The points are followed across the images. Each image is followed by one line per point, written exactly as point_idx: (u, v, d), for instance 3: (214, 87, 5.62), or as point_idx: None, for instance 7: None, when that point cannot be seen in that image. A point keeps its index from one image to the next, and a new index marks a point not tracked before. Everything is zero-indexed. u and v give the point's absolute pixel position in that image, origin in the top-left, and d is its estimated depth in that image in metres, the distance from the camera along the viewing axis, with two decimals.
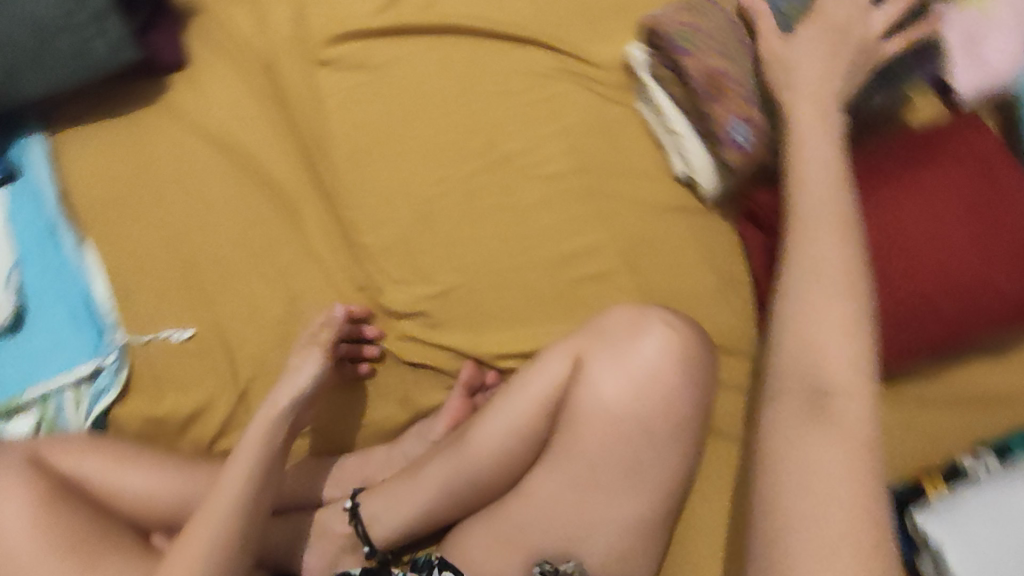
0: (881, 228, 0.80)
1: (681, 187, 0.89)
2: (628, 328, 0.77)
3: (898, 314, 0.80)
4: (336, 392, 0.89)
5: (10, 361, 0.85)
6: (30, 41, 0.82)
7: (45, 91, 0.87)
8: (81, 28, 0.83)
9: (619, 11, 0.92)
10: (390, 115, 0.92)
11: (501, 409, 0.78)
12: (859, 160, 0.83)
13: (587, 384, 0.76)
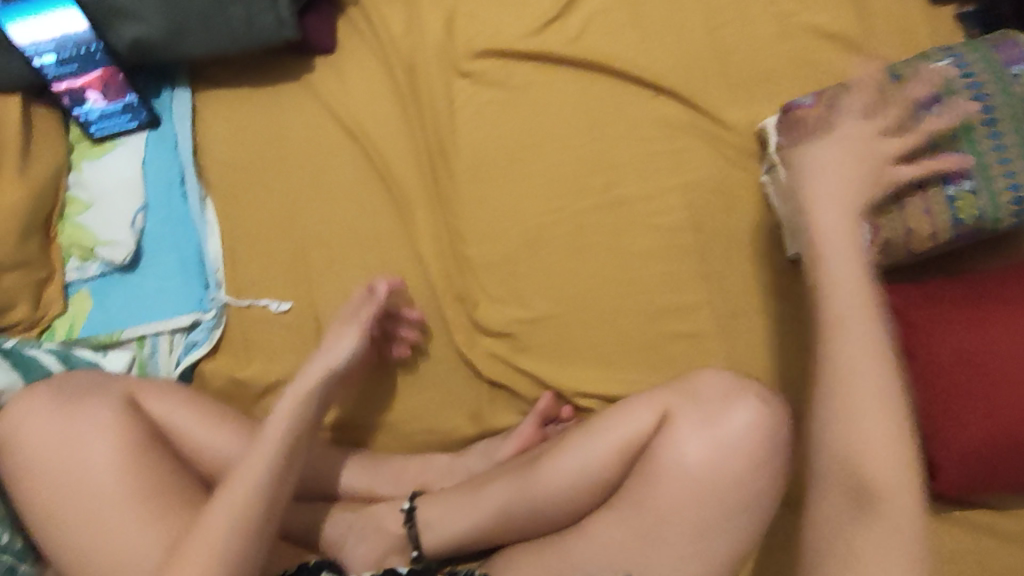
0: (1005, 351, 0.78)
1: (790, 266, 0.88)
2: (721, 394, 0.75)
3: (1003, 445, 0.77)
4: (411, 392, 0.90)
5: (117, 297, 0.89)
6: (204, 5, 0.86)
7: (204, 52, 0.90)
8: (254, 3, 0.87)
9: (760, 82, 0.93)
10: (518, 137, 0.94)
11: (579, 448, 0.78)
12: (991, 278, 0.82)
13: (671, 442, 0.74)
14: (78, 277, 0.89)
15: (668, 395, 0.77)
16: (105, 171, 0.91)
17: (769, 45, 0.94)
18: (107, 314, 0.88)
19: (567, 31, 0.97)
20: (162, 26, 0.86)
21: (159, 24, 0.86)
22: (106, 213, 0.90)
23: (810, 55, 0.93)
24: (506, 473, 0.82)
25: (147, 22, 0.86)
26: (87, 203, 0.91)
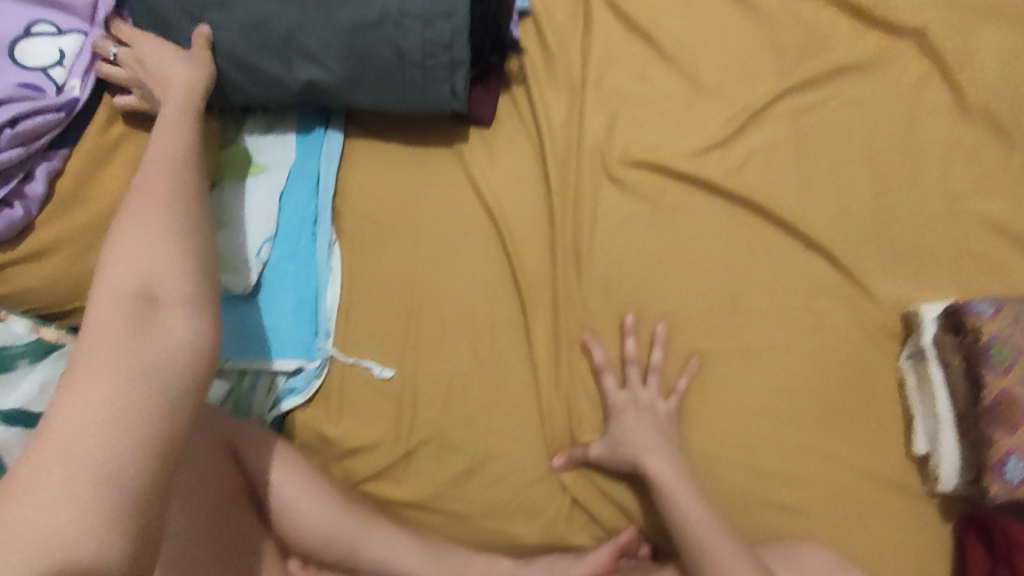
0: None
1: (913, 463, 0.83)
2: None
3: None
4: (491, 491, 0.87)
5: (229, 325, 0.88)
6: (384, 64, 0.85)
7: (371, 105, 0.90)
8: (433, 70, 0.86)
9: (916, 260, 0.89)
10: (657, 255, 0.90)
11: None
12: None
13: None
14: None
15: (768, 559, 0.77)
16: (245, 194, 0.91)
17: (934, 225, 0.90)
18: (216, 338, 0.87)
19: (728, 159, 0.94)
20: (338, 74, 0.86)
21: (337, 73, 0.85)
22: (237, 239, 0.89)
23: (972, 246, 0.89)
24: None
25: (324, 68, 0.85)
26: (218, 221, 0.89)
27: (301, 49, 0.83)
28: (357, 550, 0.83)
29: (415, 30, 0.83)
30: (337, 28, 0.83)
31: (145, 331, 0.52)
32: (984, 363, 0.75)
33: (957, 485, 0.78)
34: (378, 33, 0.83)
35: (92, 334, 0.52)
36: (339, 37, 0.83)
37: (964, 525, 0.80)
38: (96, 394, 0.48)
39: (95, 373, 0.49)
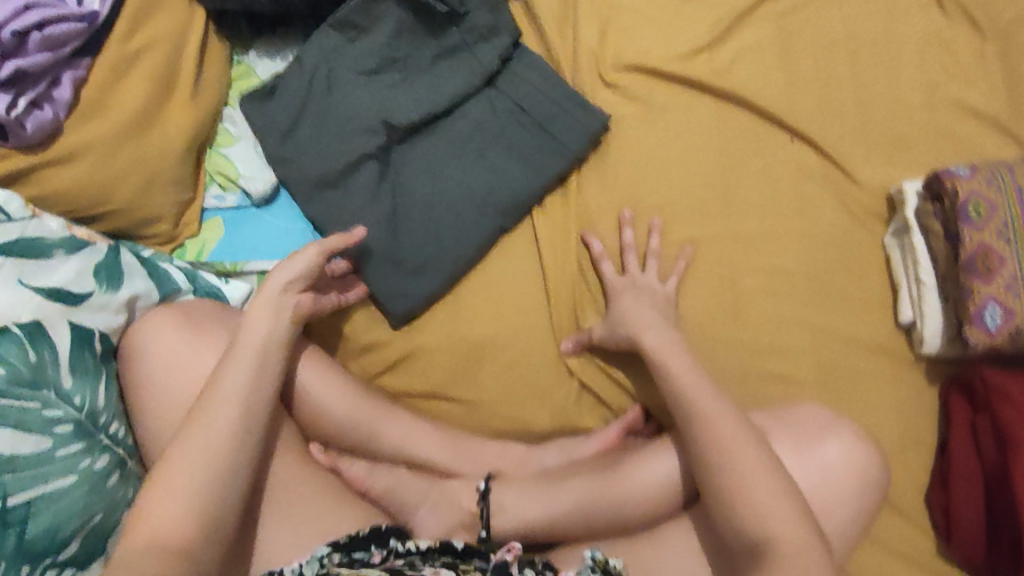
0: None
1: (900, 332, 0.87)
2: (817, 430, 0.80)
3: None
4: (503, 378, 0.91)
5: (248, 230, 0.93)
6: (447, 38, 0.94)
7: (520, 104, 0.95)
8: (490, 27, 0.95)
9: (898, 147, 0.94)
10: (650, 152, 0.95)
11: (666, 456, 0.83)
12: None
13: None
14: (215, 204, 0.94)
15: (763, 421, 0.82)
16: None
17: (915, 112, 0.94)
18: (238, 243, 0.93)
19: (716, 61, 0.97)
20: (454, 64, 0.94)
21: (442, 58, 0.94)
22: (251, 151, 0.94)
23: (951, 130, 0.93)
24: (585, 471, 0.85)
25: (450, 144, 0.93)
26: (234, 136, 0.95)
27: (405, 216, 0.90)
28: (377, 435, 0.86)
29: (571, 129, 0.93)
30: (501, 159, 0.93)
31: (253, 375, 0.71)
32: (960, 223, 0.78)
33: (944, 344, 0.83)
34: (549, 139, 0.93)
35: (221, 359, 0.72)
36: (457, 168, 0.92)
37: (949, 386, 0.84)
38: (213, 443, 0.67)
39: (222, 376, 0.71)
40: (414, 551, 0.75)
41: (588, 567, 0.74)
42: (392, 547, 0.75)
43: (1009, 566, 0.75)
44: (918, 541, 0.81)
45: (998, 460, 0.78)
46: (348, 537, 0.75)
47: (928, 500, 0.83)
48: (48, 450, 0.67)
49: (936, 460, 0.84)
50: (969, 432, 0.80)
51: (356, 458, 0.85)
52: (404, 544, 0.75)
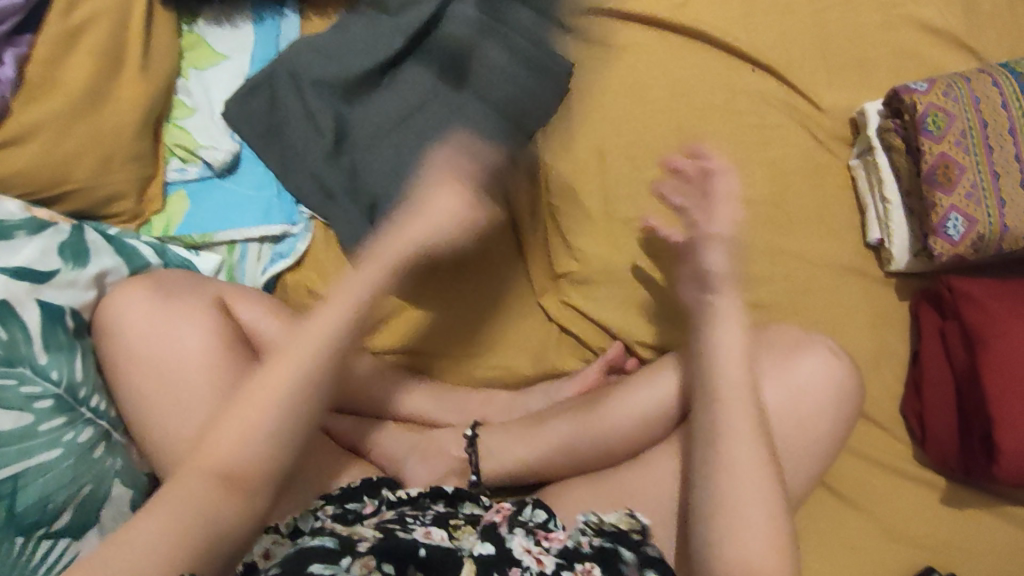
0: None
1: (869, 251, 0.89)
2: (796, 344, 0.79)
3: None
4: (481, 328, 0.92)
5: (213, 201, 0.92)
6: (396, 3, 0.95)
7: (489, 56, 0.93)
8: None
9: (857, 69, 0.94)
10: (611, 92, 0.95)
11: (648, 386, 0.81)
12: None
13: (746, 387, 0.76)
14: (178, 177, 0.93)
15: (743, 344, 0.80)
16: (214, 81, 0.96)
17: (872, 32, 0.94)
18: (204, 214, 0.92)
19: None
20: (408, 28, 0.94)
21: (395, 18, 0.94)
22: (210, 122, 0.94)
23: (908, 48, 0.94)
24: (572, 410, 0.84)
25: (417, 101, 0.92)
26: (192, 108, 0.94)
27: (449, 208, 0.89)
28: (360, 392, 0.87)
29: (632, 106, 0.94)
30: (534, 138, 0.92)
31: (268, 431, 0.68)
32: (920, 134, 0.79)
33: (911, 258, 0.85)
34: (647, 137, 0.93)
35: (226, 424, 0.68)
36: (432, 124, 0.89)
37: (920, 297, 0.86)
38: (279, 384, 0.69)
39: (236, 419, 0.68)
40: (403, 499, 0.77)
41: (581, 527, 0.71)
42: (382, 496, 0.77)
43: (982, 458, 0.77)
44: (897, 451, 0.83)
45: (968, 361, 0.80)
46: (339, 489, 0.77)
47: (903, 408, 0.84)
48: (30, 425, 0.67)
49: (910, 370, 0.85)
50: (940, 338, 0.83)
51: (340, 418, 0.87)
52: (394, 493, 0.78)
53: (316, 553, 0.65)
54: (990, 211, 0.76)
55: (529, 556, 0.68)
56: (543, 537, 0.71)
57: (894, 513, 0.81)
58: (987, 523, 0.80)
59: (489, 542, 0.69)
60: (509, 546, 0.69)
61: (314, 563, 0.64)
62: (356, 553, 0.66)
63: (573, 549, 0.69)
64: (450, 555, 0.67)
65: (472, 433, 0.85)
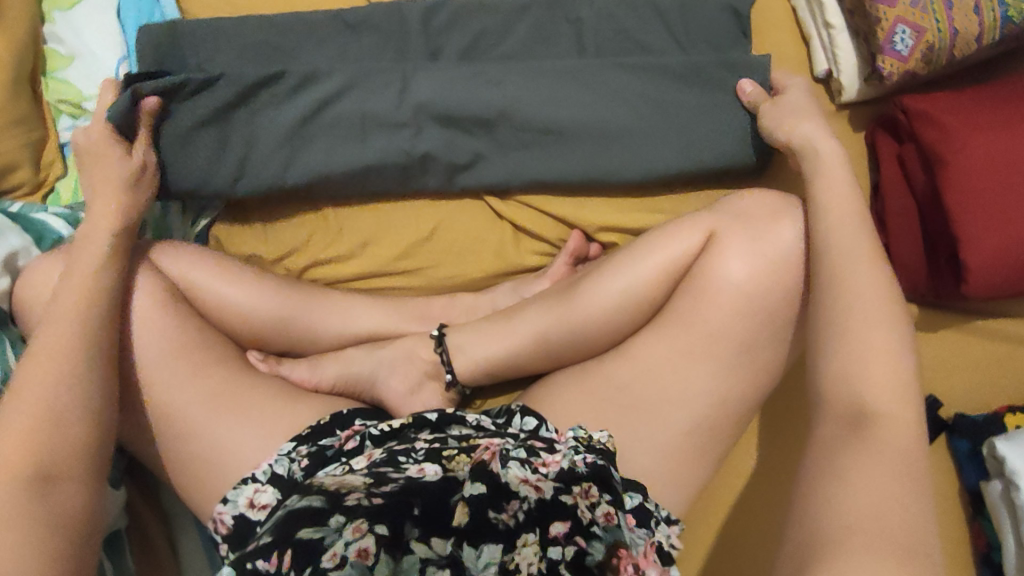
0: (1003, 164, 0.72)
1: (817, 85, 0.84)
2: (766, 212, 0.75)
3: (1008, 258, 0.72)
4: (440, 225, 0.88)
5: None
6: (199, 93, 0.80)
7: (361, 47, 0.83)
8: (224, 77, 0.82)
9: None
10: None
11: (622, 269, 0.77)
12: (1006, 87, 0.75)
13: (711, 257, 0.73)
14: (71, 136, 0.85)
15: (715, 214, 0.76)
16: (83, 22, 0.85)
17: None
18: None
19: None
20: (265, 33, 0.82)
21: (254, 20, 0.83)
22: (91, 68, 0.85)
23: None
24: (545, 301, 0.81)
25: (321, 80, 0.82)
26: (67, 57, 0.85)
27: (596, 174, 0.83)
28: (310, 327, 0.83)
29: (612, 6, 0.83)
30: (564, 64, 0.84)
31: None
32: None
33: (862, 85, 0.80)
34: (649, 45, 0.83)
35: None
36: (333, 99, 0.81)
37: (874, 124, 0.82)
38: None
39: None
40: (388, 432, 0.71)
41: (573, 446, 0.67)
42: (366, 429, 0.72)
43: (949, 279, 0.77)
44: None
45: (966, 168, 0.72)
46: (310, 426, 0.72)
47: None
48: None
49: (871, 200, 0.83)
50: (898, 165, 0.80)
51: (296, 363, 0.82)
52: (376, 427, 0.72)
53: (305, 515, 0.60)
54: (936, 15, 0.72)
55: (527, 486, 0.64)
56: (538, 465, 0.66)
57: None
58: (960, 339, 0.81)
59: (480, 481, 0.63)
60: (505, 480, 0.64)
61: (302, 529, 0.59)
62: (345, 509, 0.60)
63: (570, 472, 0.65)
64: (442, 500, 0.63)
65: (439, 332, 0.82)
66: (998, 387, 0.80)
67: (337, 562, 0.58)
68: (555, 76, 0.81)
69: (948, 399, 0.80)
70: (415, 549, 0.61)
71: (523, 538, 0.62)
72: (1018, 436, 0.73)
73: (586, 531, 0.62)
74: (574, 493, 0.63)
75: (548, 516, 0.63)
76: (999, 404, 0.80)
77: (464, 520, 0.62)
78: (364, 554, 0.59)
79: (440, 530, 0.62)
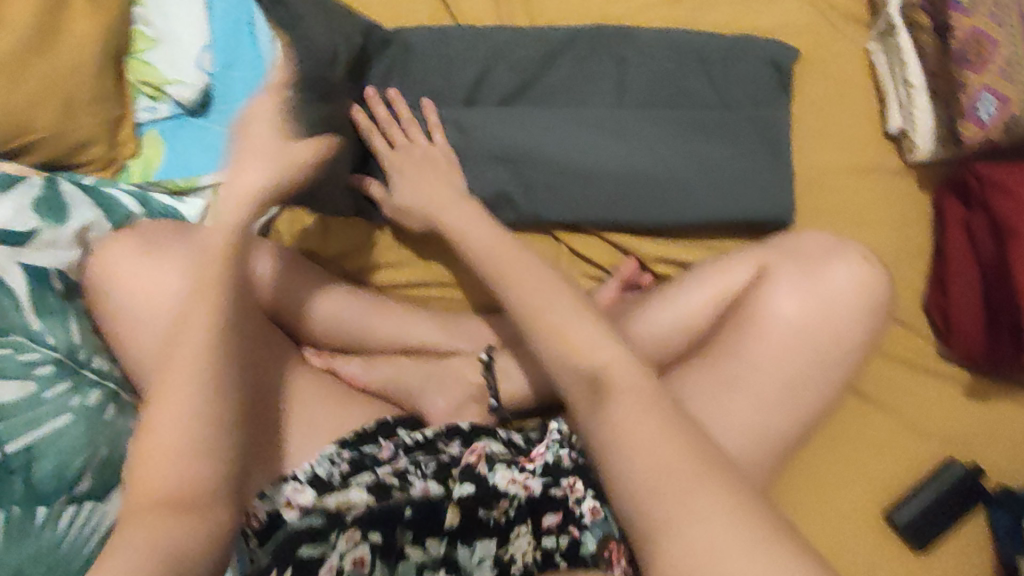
0: None
1: (888, 142, 0.84)
2: (819, 251, 0.75)
3: None
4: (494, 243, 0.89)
5: (195, 141, 0.87)
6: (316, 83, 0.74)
7: (416, 68, 0.83)
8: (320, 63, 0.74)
9: None
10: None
11: (672, 301, 0.77)
12: None
13: (763, 292, 0.74)
14: (150, 117, 0.87)
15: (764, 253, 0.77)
16: (172, 5, 0.86)
17: None
18: (183, 156, 0.86)
19: None
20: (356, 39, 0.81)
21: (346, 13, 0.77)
22: (175, 52, 0.86)
23: None
24: None
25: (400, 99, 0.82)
26: (153, 39, 0.86)
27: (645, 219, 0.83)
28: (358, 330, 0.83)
29: (656, 50, 0.84)
30: (604, 104, 0.83)
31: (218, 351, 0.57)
32: (949, 11, 0.74)
33: (938, 146, 0.80)
34: (691, 90, 0.83)
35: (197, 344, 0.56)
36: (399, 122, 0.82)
37: (944, 187, 0.82)
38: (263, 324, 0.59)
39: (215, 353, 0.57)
40: (419, 443, 0.73)
41: (556, 441, 0.72)
42: (399, 438, 0.73)
43: (1009, 348, 0.76)
44: (920, 348, 0.82)
45: None
46: (354, 432, 0.72)
47: (926, 306, 0.82)
48: (34, 392, 0.65)
49: (933, 262, 0.83)
50: (964, 229, 0.80)
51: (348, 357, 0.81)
52: (409, 436, 0.73)
53: (304, 534, 0.65)
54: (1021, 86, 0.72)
55: (516, 485, 0.69)
56: (525, 463, 0.71)
57: (922, 412, 0.81)
58: (1010, 411, 0.80)
59: (468, 481, 0.69)
60: (493, 481, 0.69)
61: (302, 547, 0.64)
62: (343, 526, 0.65)
63: (556, 465, 0.71)
64: (430, 513, 0.67)
65: (487, 356, 0.82)
66: None
67: (353, 562, 0.64)
68: (600, 120, 0.82)
69: (990, 470, 0.80)
70: (410, 553, 0.66)
71: (517, 530, 0.68)
72: None
73: (576, 521, 0.68)
74: (561, 485, 0.69)
75: (538, 508, 0.69)
76: None
77: (456, 521, 0.67)
78: (359, 562, 0.64)
79: (431, 533, 0.67)
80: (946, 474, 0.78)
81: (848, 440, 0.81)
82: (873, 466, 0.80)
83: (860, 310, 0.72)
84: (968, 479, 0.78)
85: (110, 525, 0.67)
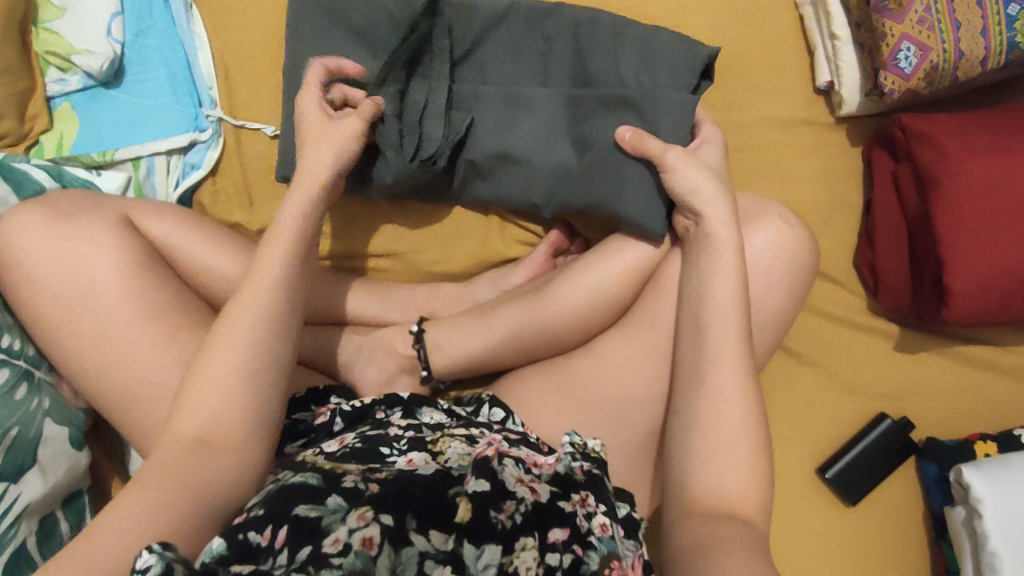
0: (990, 186, 0.72)
1: (817, 97, 0.83)
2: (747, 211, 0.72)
3: (990, 285, 0.71)
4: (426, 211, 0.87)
5: (110, 113, 0.84)
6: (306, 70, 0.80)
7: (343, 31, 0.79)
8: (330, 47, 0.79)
9: None
10: None
11: (593, 269, 0.75)
12: (1005, 115, 0.74)
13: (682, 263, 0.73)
14: (59, 89, 0.84)
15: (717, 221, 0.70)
16: None
17: None
18: (98, 128, 0.84)
19: None
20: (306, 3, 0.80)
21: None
22: (83, 21, 0.82)
23: None
24: (521, 299, 0.79)
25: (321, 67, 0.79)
26: (61, 7, 0.82)
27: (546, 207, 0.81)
28: None
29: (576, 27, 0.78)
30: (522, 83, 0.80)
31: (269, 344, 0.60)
32: None
33: (862, 99, 0.79)
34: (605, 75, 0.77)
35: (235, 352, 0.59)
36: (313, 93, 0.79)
37: (872, 140, 0.82)
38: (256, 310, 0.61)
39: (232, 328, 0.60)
40: (359, 411, 0.72)
41: (569, 452, 0.61)
42: (338, 406, 0.73)
43: (933, 301, 0.76)
44: (850, 303, 0.82)
45: (955, 194, 0.72)
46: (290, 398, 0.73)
47: (855, 261, 0.82)
48: None
49: (863, 217, 0.82)
50: (891, 184, 0.79)
51: None
52: (348, 403, 0.73)
53: (301, 493, 0.53)
54: (941, 35, 0.71)
55: (523, 486, 0.57)
56: (531, 467, 0.61)
57: (851, 367, 0.81)
58: (938, 363, 0.80)
59: (483, 477, 0.56)
60: (502, 477, 0.57)
61: (300, 505, 0.52)
62: (343, 490, 0.54)
63: (566, 476, 0.59)
64: (438, 492, 0.55)
65: (417, 328, 0.80)
66: (967, 413, 0.80)
67: (340, 549, 0.49)
68: (515, 102, 0.78)
69: (918, 422, 0.81)
70: (414, 542, 0.52)
71: (522, 542, 0.54)
72: (985, 465, 0.73)
73: (583, 539, 0.55)
74: (572, 499, 0.57)
75: (546, 520, 0.56)
76: (968, 431, 0.80)
77: (466, 516, 0.53)
78: (367, 543, 0.49)
79: (439, 526, 0.53)
80: (876, 427, 0.79)
81: (780, 397, 0.81)
82: (804, 420, 0.81)
83: (790, 266, 0.70)
84: (896, 433, 0.79)
85: (25, 505, 0.66)
